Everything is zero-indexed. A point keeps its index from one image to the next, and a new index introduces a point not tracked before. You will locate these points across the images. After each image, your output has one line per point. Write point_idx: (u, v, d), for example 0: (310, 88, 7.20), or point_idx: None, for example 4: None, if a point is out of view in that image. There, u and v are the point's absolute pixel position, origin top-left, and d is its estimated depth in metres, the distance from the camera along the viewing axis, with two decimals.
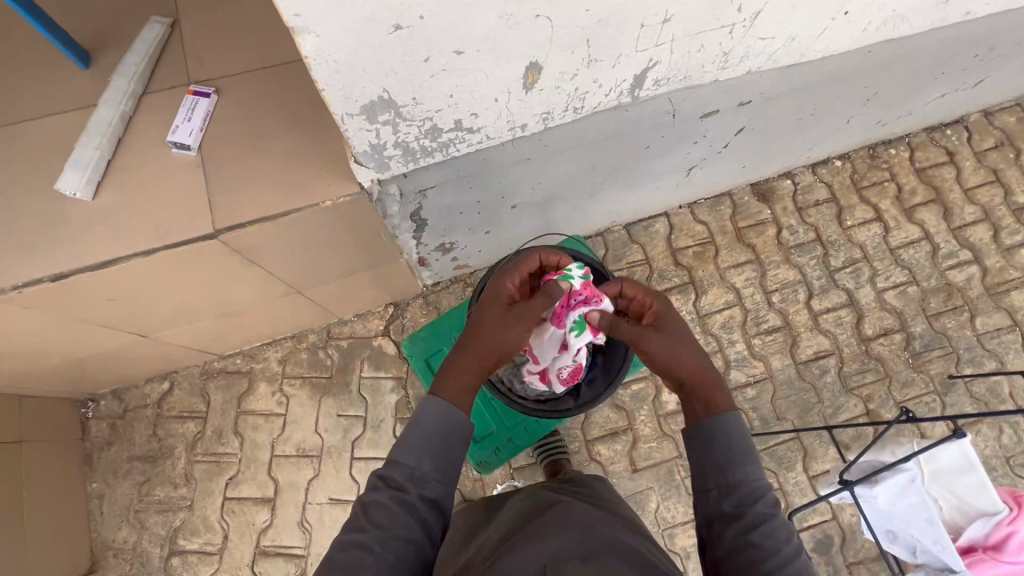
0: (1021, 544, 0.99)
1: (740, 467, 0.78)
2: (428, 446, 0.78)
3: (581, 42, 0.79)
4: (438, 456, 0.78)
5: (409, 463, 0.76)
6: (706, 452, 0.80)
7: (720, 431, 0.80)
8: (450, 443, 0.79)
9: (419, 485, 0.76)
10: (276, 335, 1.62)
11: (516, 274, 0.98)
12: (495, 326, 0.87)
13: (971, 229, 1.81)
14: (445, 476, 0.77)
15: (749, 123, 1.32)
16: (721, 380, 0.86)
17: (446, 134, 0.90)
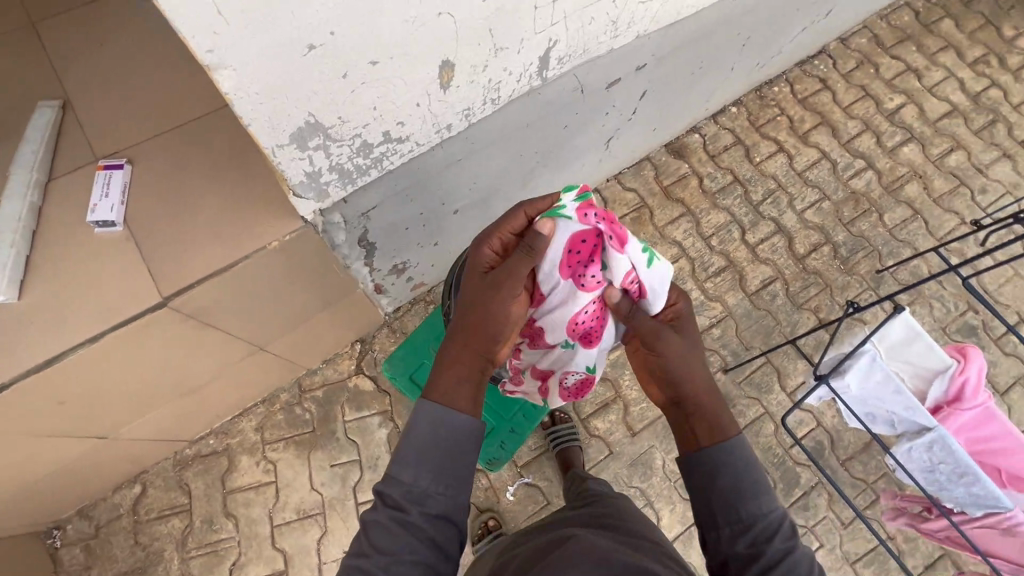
0: (976, 388, 1.09)
1: (753, 503, 0.74)
2: (425, 459, 0.72)
3: (485, 33, 0.84)
4: (437, 468, 0.72)
5: (407, 480, 0.71)
6: (713, 482, 0.76)
7: (724, 460, 0.77)
8: (451, 452, 0.73)
9: (419, 502, 0.70)
10: (246, 403, 1.56)
11: (493, 243, 0.92)
12: (475, 307, 0.84)
13: (858, 140, 2.02)
14: (448, 487, 0.72)
15: (649, 85, 1.43)
16: (724, 404, 0.83)
17: (377, 148, 0.92)
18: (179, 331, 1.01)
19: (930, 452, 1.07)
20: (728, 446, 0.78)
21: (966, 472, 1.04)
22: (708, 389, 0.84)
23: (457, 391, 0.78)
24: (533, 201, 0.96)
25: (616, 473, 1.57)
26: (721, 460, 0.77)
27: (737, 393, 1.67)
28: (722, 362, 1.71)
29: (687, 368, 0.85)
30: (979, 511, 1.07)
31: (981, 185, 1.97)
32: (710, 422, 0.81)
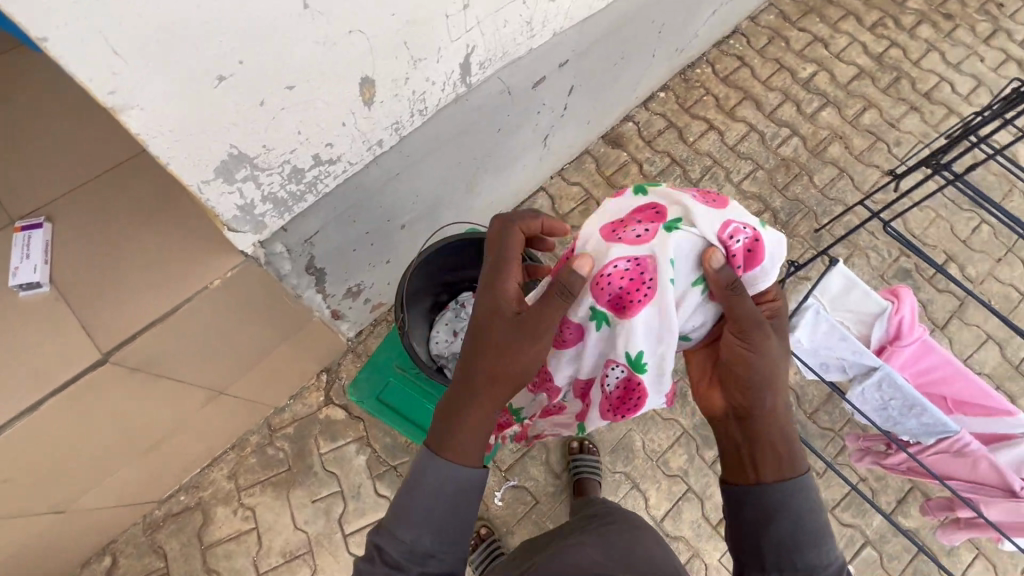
0: (913, 323, 1.16)
1: (811, 554, 0.73)
2: (427, 519, 0.71)
3: (400, 45, 0.85)
4: (440, 528, 0.71)
5: (408, 540, 0.70)
6: (772, 524, 0.74)
7: (790, 506, 0.75)
8: (455, 509, 0.72)
9: (419, 562, 0.70)
10: (214, 453, 1.50)
11: (509, 274, 0.80)
12: (495, 356, 0.75)
13: (780, 110, 2.13)
14: (450, 544, 0.71)
15: (575, 81, 1.47)
16: (794, 437, 0.80)
17: (309, 172, 0.91)
18: (126, 387, 0.97)
19: (880, 391, 1.13)
20: (794, 493, 0.75)
21: (915, 404, 1.11)
22: (783, 416, 0.80)
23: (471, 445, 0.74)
24: (528, 219, 0.86)
25: (599, 461, 1.59)
26: (785, 506, 0.75)
27: None
28: None
29: (776, 390, 0.79)
30: (929, 439, 1.14)
31: (895, 138, 2.11)
32: (784, 456, 0.78)
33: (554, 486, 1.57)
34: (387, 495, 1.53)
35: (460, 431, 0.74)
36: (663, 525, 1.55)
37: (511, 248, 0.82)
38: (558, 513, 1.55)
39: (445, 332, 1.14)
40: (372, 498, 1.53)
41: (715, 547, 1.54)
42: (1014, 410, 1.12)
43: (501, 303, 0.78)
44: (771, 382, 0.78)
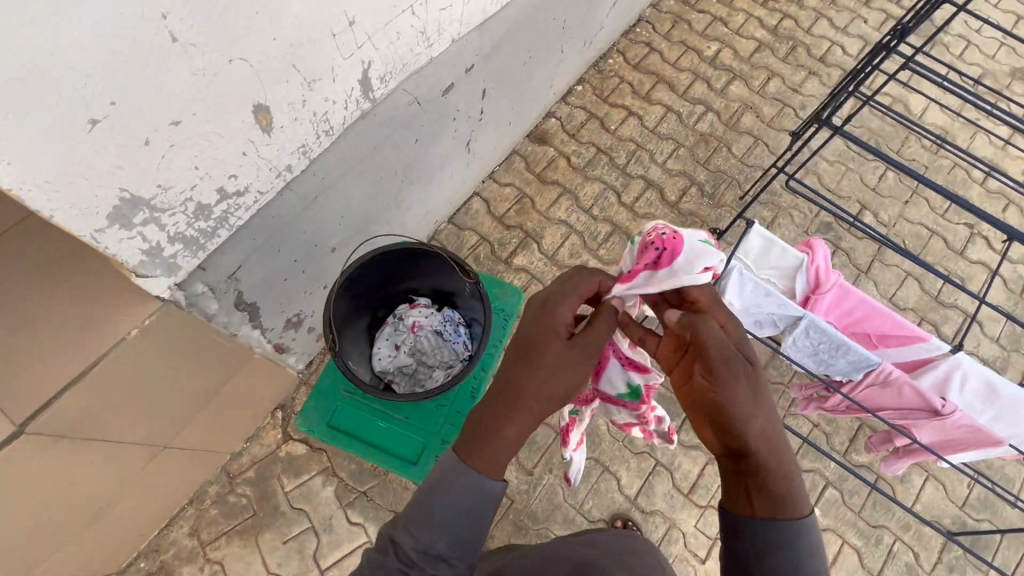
0: (829, 271, 1.24)
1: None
2: (449, 521, 0.70)
3: (290, 69, 0.85)
4: (459, 535, 0.71)
5: (426, 542, 0.69)
6: (765, 559, 0.67)
7: (786, 545, 0.67)
8: (478, 515, 0.71)
9: (433, 562, 0.69)
10: (172, 510, 1.44)
11: (574, 301, 0.86)
12: (555, 374, 0.78)
13: (693, 89, 2.23)
14: (464, 550, 0.71)
15: (486, 84, 1.50)
16: (798, 476, 0.73)
17: (216, 207, 0.89)
18: (53, 457, 0.92)
19: (809, 337, 1.20)
20: (786, 533, 0.67)
21: (841, 345, 1.18)
22: (777, 451, 0.73)
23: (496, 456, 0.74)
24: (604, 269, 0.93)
25: None
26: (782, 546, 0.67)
27: None
28: None
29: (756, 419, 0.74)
30: (858, 374, 1.21)
31: (800, 102, 2.24)
32: (776, 491, 0.70)
33: (528, 483, 1.58)
34: (360, 523, 1.50)
35: (499, 440, 0.74)
36: (637, 502, 1.58)
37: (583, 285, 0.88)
38: (535, 509, 1.55)
39: (387, 347, 1.13)
40: (346, 528, 1.50)
41: (690, 514, 1.58)
42: (929, 335, 1.21)
43: (562, 328, 0.82)
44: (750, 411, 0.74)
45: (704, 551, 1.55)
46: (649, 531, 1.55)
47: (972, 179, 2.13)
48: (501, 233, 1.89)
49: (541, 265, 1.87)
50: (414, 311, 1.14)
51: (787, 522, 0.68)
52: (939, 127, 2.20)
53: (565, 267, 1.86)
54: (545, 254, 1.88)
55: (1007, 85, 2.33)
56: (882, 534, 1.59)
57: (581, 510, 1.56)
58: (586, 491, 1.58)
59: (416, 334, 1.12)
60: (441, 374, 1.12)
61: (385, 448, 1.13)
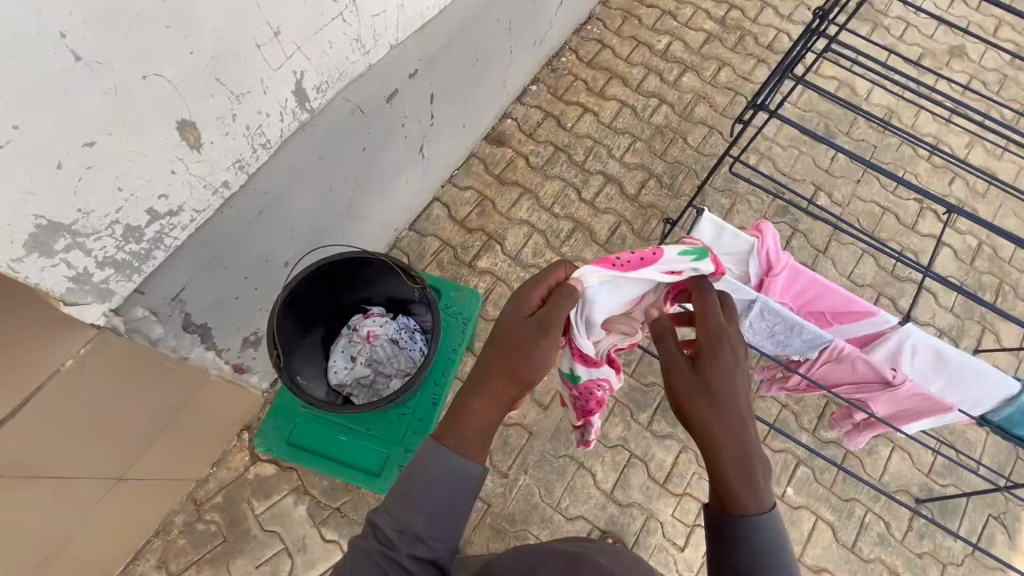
0: (780, 253, 1.26)
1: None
2: (427, 499, 0.72)
3: (213, 83, 0.83)
4: (438, 517, 0.72)
5: (405, 522, 0.71)
6: (727, 550, 0.72)
7: (748, 537, 0.72)
8: (454, 497, 0.74)
9: (411, 543, 0.71)
10: (137, 544, 1.40)
11: (540, 287, 0.89)
12: (514, 351, 0.81)
13: (646, 82, 2.25)
14: (443, 533, 0.72)
15: (433, 88, 1.49)
16: (755, 479, 0.74)
17: (148, 228, 0.87)
18: None
19: (764, 319, 1.22)
20: (749, 525, 0.72)
21: (794, 325, 1.19)
22: (732, 455, 0.75)
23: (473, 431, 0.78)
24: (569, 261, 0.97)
25: (541, 451, 1.61)
26: (749, 538, 0.72)
27: None
28: None
29: (707, 425, 0.76)
30: (812, 352, 1.23)
31: (751, 90, 2.28)
32: (733, 491, 0.74)
33: (503, 485, 1.57)
34: (335, 539, 1.47)
35: (466, 421, 0.77)
36: (614, 496, 1.58)
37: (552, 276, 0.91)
38: (512, 511, 1.55)
39: (343, 360, 1.12)
40: (320, 546, 1.47)
41: (666, 503, 1.59)
42: (878, 310, 1.22)
43: (526, 312, 0.86)
44: (701, 417, 0.77)
45: (682, 539, 1.56)
46: (627, 523, 1.56)
47: (919, 156, 2.20)
48: (463, 236, 1.89)
49: (505, 265, 1.87)
50: (367, 321, 1.12)
51: (739, 522, 0.72)
52: (884, 107, 2.27)
53: (529, 266, 1.86)
54: (508, 255, 1.88)
55: (946, 63, 2.41)
56: (853, 507, 1.63)
57: (558, 508, 1.56)
58: (562, 488, 1.58)
59: (371, 344, 1.11)
60: (399, 382, 1.10)
61: (347, 462, 1.11)
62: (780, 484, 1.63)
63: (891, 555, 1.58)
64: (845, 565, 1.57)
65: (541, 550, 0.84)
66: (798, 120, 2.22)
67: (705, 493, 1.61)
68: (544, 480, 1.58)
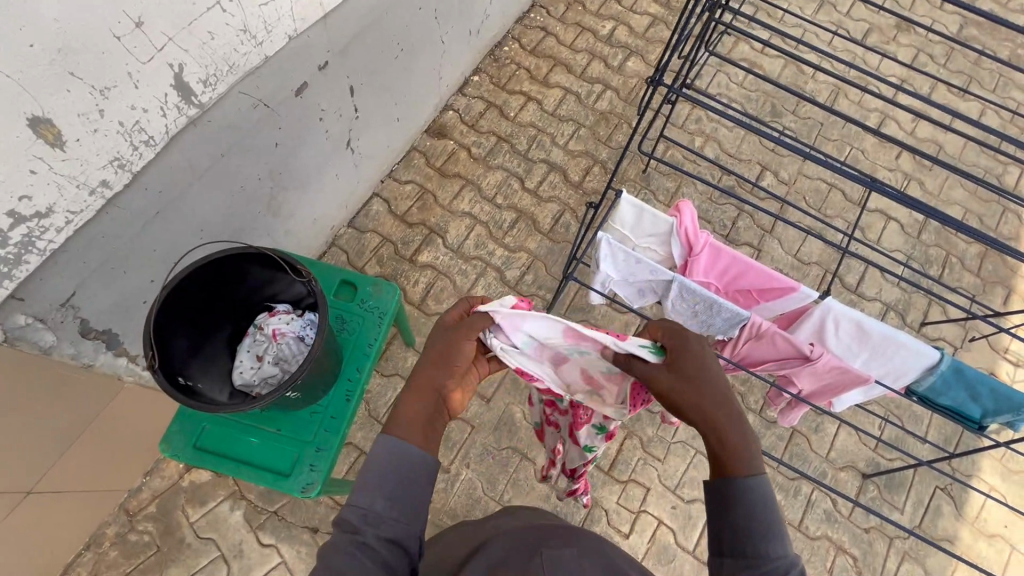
0: (700, 233, 1.21)
1: (763, 543, 0.69)
2: (381, 484, 0.71)
3: (66, 77, 0.80)
4: (398, 496, 0.71)
5: (364, 504, 0.69)
6: (730, 514, 0.72)
7: (748, 498, 0.72)
8: (407, 483, 0.72)
9: (374, 525, 0.69)
10: (66, 558, 1.38)
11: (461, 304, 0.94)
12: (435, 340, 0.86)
13: (590, 68, 2.22)
14: (407, 515, 0.70)
15: (352, 80, 1.46)
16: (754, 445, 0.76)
17: (14, 233, 0.83)
18: None
19: (684, 299, 1.20)
20: (750, 484, 0.72)
21: (713, 304, 1.17)
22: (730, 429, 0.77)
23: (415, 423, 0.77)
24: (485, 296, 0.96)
25: (483, 445, 1.59)
26: (742, 499, 0.72)
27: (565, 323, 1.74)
28: (544, 302, 1.80)
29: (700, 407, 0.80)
30: (734, 331, 1.22)
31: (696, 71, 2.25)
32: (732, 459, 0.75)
33: (445, 480, 1.56)
34: (272, 543, 1.46)
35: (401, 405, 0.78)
36: (557, 486, 1.57)
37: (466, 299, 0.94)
38: (454, 506, 1.53)
39: (249, 360, 1.09)
40: (257, 551, 1.45)
41: (611, 491, 1.57)
42: (799, 284, 1.19)
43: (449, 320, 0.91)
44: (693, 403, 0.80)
45: (627, 526, 1.55)
46: (571, 512, 1.55)
47: (866, 132, 2.19)
48: (404, 231, 1.86)
49: (446, 258, 1.84)
50: (272, 319, 1.10)
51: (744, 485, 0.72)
52: (830, 84, 2.25)
53: (472, 258, 1.84)
54: (449, 247, 1.85)
55: (893, 37, 2.39)
56: (800, 485, 1.62)
57: (501, 501, 1.54)
58: (505, 482, 1.56)
59: (277, 342, 1.08)
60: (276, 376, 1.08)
61: (257, 462, 1.08)
62: None
63: (837, 531, 1.58)
64: (792, 543, 1.57)
65: (522, 529, 0.84)
66: (744, 101, 2.20)
67: (650, 479, 1.60)
68: (487, 473, 1.57)
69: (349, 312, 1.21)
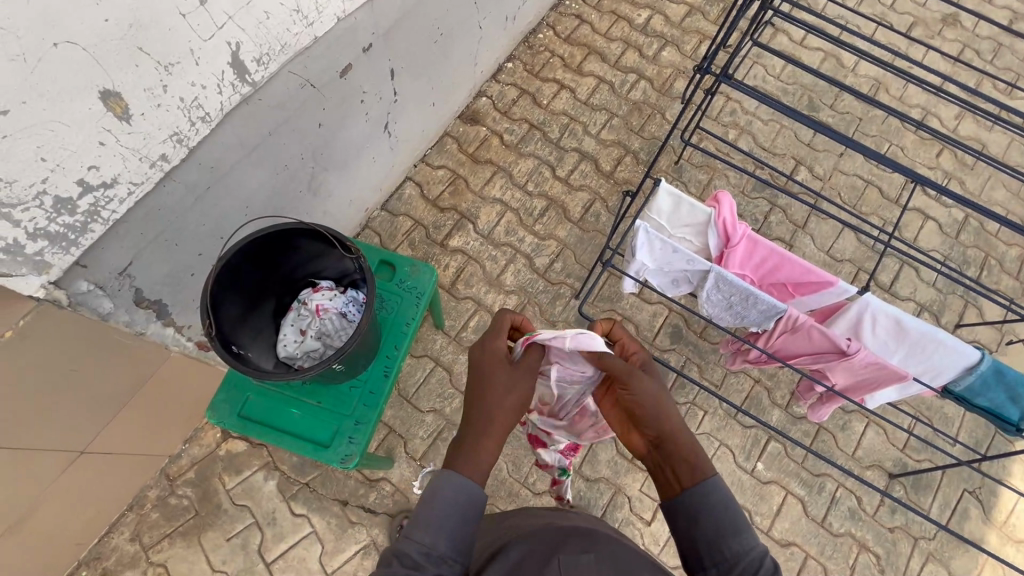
0: (738, 224, 1.20)
1: (734, 540, 0.72)
2: (441, 523, 0.72)
3: (135, 52, 0.83)
4: (456, 533, 0.73)
5: (428, 542, 0.70)
6: (697, 525, 0.74)
7: (706, 504, 0.75)
8: (466, 518, 0.74)
9: (435, 564, 0.70)
10: (111, 517, 1.45)
11: (502, 332, 0.92)
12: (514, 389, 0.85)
13: (624, 57, 2.20)
14: (464, 552, 0.73)
15: (393, 63, 1.48)
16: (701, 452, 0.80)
17: (82, 201, 0.87)
18: None
19: (720, 290, 1.20)
20: (708, 488, 0.76)
21: (751, 296, 1.17)
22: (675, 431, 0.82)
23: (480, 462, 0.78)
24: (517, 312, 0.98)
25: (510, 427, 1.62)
26: (705, 505, 0.75)
27: (592, 311, 1.75)
28: (573, 290, 1.81)
29: (667, 411, 0.83)
30: (769, 323, 1.22)
31: None
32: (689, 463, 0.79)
33: None
34: (304, 513, 1.51)
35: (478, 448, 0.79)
36: (581, 471, 1.59)
37: (512, 314, 0.96)
38: None
39: (293, 333, 1.13)
40: (290, 519, 1.50)
41: (634, 479, 1.59)
42: (838, 279, 1.18)
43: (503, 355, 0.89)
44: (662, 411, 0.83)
45: (649, 513, 1.56)
46: (594, 498, 1.57)
47: (906, 128, 2.14)
48: (435, 216, 1.88)
49: (475, 244, 1.86)
50: (316, 295, 1.13)
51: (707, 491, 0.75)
52: (871, 78, 2.20)
53: (502, 245, 1.86)
54: (479, 234, 1.87)
55: (938, 32, 2.32)
56: (824, 482, 1.62)
57: (526, 484, 1.57)
58: (529, 464, 1.59)
59: (320, 317, 1.12)
60: (316, 355, 1.12)
61: (299, 432, 1.11)
62: (751, 459, 1.63)
63: (861, 529, 1.58)
64: (814, 538, 1.57)
65: (539, 532, 0.83)
66: (780, 94, 2.17)
67: None
68: (511, 456, 1.59)
69: (387, 291, 1.23)
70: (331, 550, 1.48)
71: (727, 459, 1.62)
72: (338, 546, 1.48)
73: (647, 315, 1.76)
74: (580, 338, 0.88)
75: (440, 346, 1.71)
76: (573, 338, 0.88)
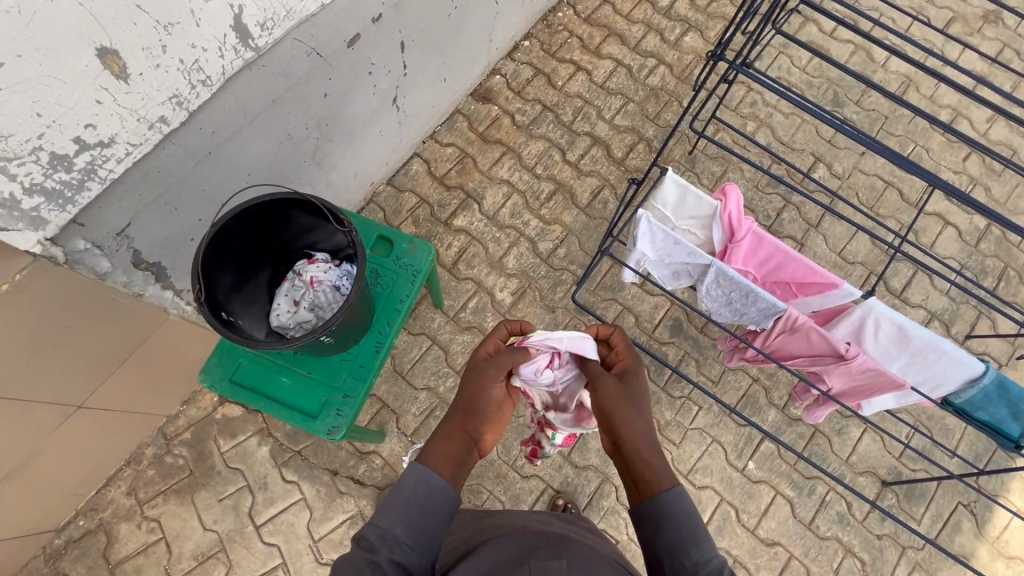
0: (743, 219, 1.16)
1: (694, 550, 0.71)
2: (403, 508, 0.73)
3: (134, 9, 0.82)
4: (417, 523, 0.73)
5: (383, 525, 0.71)
6: (658, 533, 0.74)
7: (668, 512, 0.75)
8: (428, 511, 0.74)
9: (389, 547, 0.70)
10: (109, 470, 1.49)
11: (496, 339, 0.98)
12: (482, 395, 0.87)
13: (644, 41, 2.13)
14: (420, 544, 0.72)
15: (402, 36, 1.45)
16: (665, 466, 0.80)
17: (78, 158, 0.87)
18: None
19: (720, 286, 1.18)
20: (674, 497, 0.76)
21: (750, 293, 1.15)
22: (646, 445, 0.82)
23: (448, 458, 0.81)
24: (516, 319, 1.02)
25: None
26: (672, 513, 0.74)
27: (592, 299, 1.74)
28: (574, 277, 1.79)
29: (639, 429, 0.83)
30: (769, 321, 1.20)
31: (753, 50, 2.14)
32: (653, 472, 0.79)
33: None
34: (294, 480, 1.53)
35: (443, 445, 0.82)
36: (570, 458, 1.59)
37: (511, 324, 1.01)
38: None
39: (287, 304, 1.14)
40: (280, 486, 1.53)
41: None
42: (843, 281, 1.14)
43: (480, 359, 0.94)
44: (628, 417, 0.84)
45: None
46: (581, 484, 1.57)
47: (934, 129, 2.06)
48: (441, 194, 1.87)
49: (479, 224, 1.84)
50: (311, 266, 1.13)
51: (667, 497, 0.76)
52: (901, 75, 2.12)
53: (506, 227, 1.84)
54: (484, 214, 1.85)
55: (977, 29, 2.22)
56: (815, 484, 1.60)
57: (514, 466, 1.58)
58: (519, 448, 1.59)
59: (314, 289, 1.12)
60: (308, 327, 1.12)
61: (288, 402, 1.13)
62: (743, 457, 1.61)
63: (848, 534, 1.57)
64: (799, 539, 1.56)
65: (512, 535, 0.81)
66: (804, 87, 2.10)
67: None
68: (502, 438, 1.60)
69: (385, 267, 1.23)
70: (319, 518, 1.51)
71: (718, 455, 1.61)
72: (326, 514, 1.51)
73: (648, 306, 1.74)
74: (578, 342, 0.94)
75: (437, 325, 1.71)
76: (572, 341, 0.94)
